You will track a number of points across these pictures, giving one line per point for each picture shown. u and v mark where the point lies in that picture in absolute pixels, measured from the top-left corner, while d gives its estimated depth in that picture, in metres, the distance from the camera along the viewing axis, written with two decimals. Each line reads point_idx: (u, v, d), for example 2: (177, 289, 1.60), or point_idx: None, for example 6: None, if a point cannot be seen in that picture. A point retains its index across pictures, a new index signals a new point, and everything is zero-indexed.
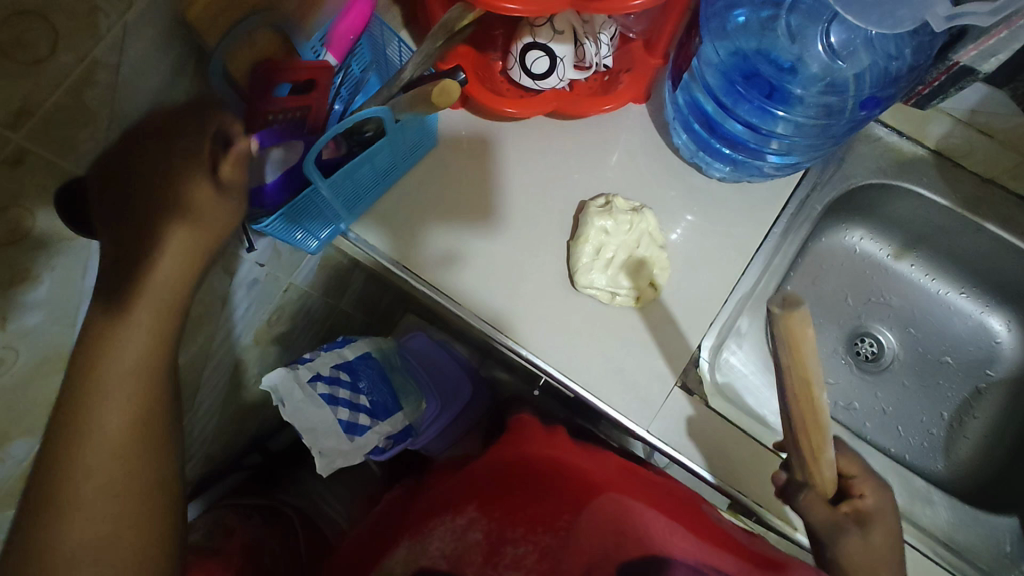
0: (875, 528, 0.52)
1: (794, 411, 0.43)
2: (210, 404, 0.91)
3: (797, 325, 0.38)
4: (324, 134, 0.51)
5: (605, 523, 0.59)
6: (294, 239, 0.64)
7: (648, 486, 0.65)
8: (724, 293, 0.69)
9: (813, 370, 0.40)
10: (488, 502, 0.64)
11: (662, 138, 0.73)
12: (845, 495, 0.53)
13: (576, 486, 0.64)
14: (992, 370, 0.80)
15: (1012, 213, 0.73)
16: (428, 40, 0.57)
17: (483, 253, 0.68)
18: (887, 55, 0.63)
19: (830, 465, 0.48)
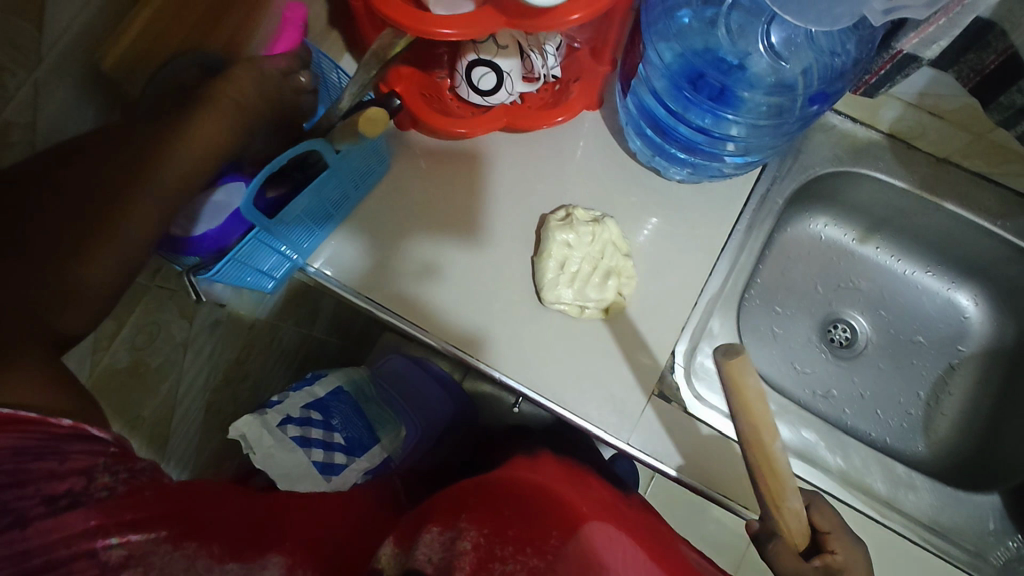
0: None
1: (748, 456, 0.45)
2: (183, 452, 0.88)
3: (738, 373, 0.42)
4: (264, 169, 0.49)
5: (591, 554, 0.52)
6: (249, 282, 0.62)
7: (630, 521, 0.60)
8: (694, 296, 0.68)
9: (758, 413, 0.43)
10: (480, 518, 0.55)
11: (618, 144, 0.72)
12: (818, 551, 0.52)
13: (563, 511, 0.57)
14: (963, 345, 0.81)
15: (969, 191, 0.74)
16: (363, 69, 0.59)
17: (447, 276, 0.67)
18: (830, 51, 0.62)
19: (795, 514, 0.48)
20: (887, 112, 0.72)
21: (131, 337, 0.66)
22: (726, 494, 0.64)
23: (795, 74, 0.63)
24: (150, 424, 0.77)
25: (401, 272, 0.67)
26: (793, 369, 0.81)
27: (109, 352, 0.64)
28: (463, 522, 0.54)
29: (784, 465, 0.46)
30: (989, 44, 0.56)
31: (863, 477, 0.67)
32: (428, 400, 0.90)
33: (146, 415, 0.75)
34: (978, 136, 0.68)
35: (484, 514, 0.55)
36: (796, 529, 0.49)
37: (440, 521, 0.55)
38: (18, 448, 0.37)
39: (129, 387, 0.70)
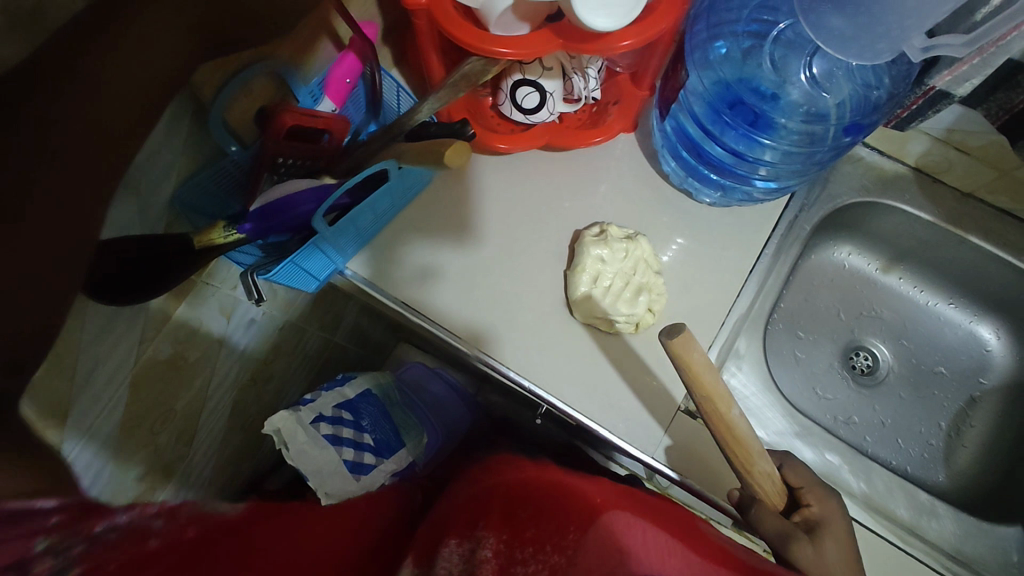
0: (825, 538, 0.53)
1: (712, 428, 0.51)
2: (207, 448, 0.90)
3: (680, 350, 0.46)
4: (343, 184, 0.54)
5: (613, 540, 0.49)
6: (298, 283, 0.65)
7: (649, 508, 0.59)
8: (721, 315, 0.70)
9: (710, 384, 0.48)
10: (497, 527, 0.55)
11: (651, 165, 0.74)
12: (796, 506, 0.57)
13: (580, 508, 0.55)
14: (985, 378, 0.82)
15: (994, 226, 0.75)
16: (446, 90, 0.56)
17: (483, 284, 0.69)
18: (866, 84, 0.64)
19: (766, 473, 0.54)
20: (914, 146, 0.74)
21: (174, 330, 0.68)
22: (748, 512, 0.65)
23: (830, 104, 0.65)
24: (181, 418, 0.79)
25: (395, 281, 0.69)
26: (814, 394, 0.82)
27: (153, 343, 0.66)
28: (479, 532, 0.55)
29: (745, 430, 0.51)
30: (1020, 84, 0.58)
31: (886, 502, 0.68)
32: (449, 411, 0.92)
33: (178, 408, 0.77)
34: (1002, 173, 0.70)
35: (502, 523, 0.55)
36: (771, 489, 0.55)
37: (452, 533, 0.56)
38: None
39: (167, 380, 0.71)
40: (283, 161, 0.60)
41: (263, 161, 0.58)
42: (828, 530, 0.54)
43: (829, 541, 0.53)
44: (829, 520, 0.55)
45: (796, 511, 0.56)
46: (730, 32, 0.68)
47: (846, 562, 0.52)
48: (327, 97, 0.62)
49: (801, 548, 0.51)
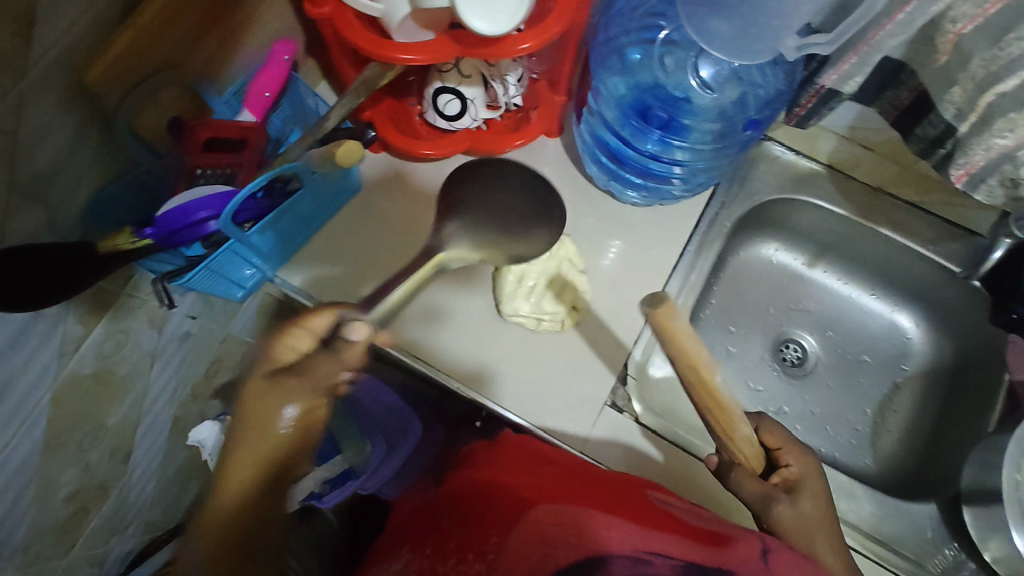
0: (804, 496, 0.55)
1: (696, 399, 0.49)
2: (146, 466, 0.88)
3: (667, 321, 0.45)
4: (243, 189, 0.54)
5: (539, 535, 0.47)
6: (219, 291, 0.65)
7: (585, 487, 0.54)
8: (645, 312, 0.72)
9: (696, 355, 0.47)
10: (421, 542, 0.54)
11: (576, 169, 0.77)
12: (774, 466, 0.58)
13: (510, 501, 0.52)
14: (906, 364, 0.84)
15: (903, 218, 0.79)
16: (349, 95, 0.59)
17: (463, 310, 0.71)
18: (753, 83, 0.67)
19: (747, 441, 0.54)
20: (824, 144, 0.79)
21: (100, 343, 0.67)
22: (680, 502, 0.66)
23: (732, 103, 0.69)
24: (113, 436, 0.78)
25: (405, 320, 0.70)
26: (746, 387, 0.84)
27: (76, 357, 0.65)
28: (407, 552, 0.53)
29: (728, 397, 0.50)
30: (903, 82, 0.60)
31: None
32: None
33: (109, 425, 0.76)
34: (905, 167, 0.76)
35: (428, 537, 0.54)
36: (749, 453, 0.55)
37: (393, 552, 0.56)
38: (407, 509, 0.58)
39: (93, 395, 0.70)
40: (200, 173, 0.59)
41: (182, 173, 0.58)
42: (807, 488, 0.56)
43: (807, 499, 0.55)
44: (806, 479, 0.57)
45: (774, 472, 0.57)
46: (642, 39, 0.71)
47: (820, 519, 0.55)
48: (246, 109, 0.62)
49: (780, 510, 0.53)
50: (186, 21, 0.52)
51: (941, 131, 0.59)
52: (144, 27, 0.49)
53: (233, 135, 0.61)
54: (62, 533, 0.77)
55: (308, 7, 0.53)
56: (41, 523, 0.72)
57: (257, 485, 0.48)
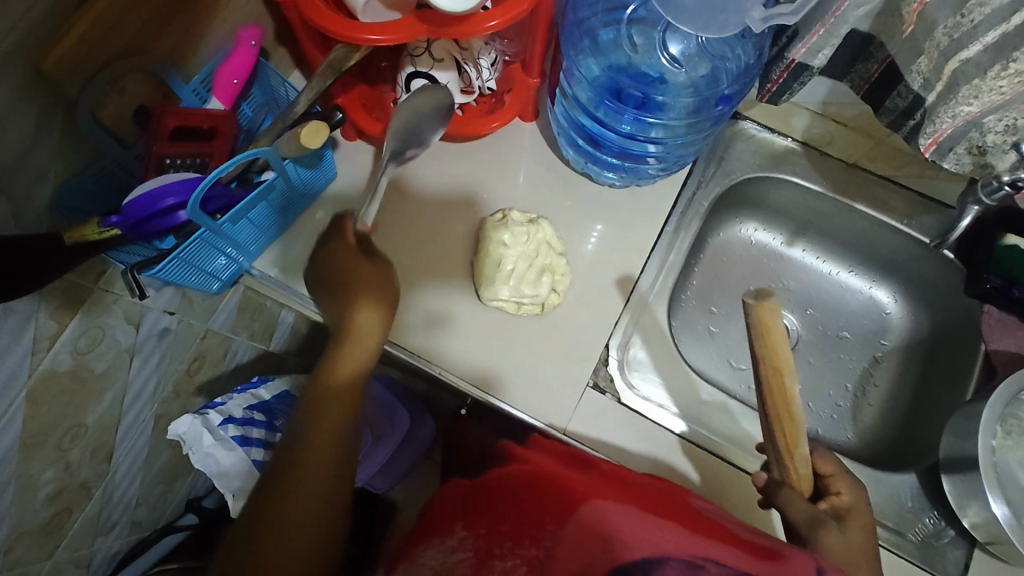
0: (853, 526, 0.55)
1: (767, 402, 0.51)
2: (129, 464, 0.88)
3: (768, 316, 0.47)
4: (209, 174, 0.52)
5: (596, 530, 0.48)
6: (193, 282, 0.65)
7: (631, 487, 0.56)
8: (625, 293, 0.73)
9: (783, 358, 0.48)
10: (472, 521, 0.55)
11: (553, 152, 0.77)
12: (823, 494, 0.58)
13: (560, 490, 0.53)
14: (885, 339, 0.85)
15: (878, 193, 0.80)
16: (317, 79, 0.58)
17: (475, 317, 0.71)
18: (722, 56, 0.68)
19: (805, 461, 0.54)
20: (798, 121, 0.79)
21: (74, 339, 0.66)
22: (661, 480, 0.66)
23: (706, 77, 0.69)
24: (93, 434, 0.77)
25: (407, 328, 0.69)
26: (729, 366, 0.84)
27: (49, 354, 0.64)
28: (460, 529, 0.55)
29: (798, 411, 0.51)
30: (872, 54, 0.61)
31: None
32: (386, 413, 1.05)
33: (88, 423, 0.75)
34: (878, 141, 0.76)
35: (482, 515, 0.55)
36: (803, 475, 0.55)
37: (442, 530, 0.56)
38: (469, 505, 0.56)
39: (71, 393, 0.69)
40: (170, 163, 0.59)
41: (149, 162, 0.58)
42: (855, 519, 0.56)
43: (856, 530, 0.55)
44: (855, 508, 0.57)
45: (823, 498, 0.57)
46: (613, 20, 0.71)
47: (866, 551, 0.54)
48: (214, 97, 0.62)
49: (829, 533, 0.53)
50: (150, 6, 0.51)
51: (910, 103, 0.59)
52: (104, 12, 0.48)
53: (204, 124, 0.61)
54: (43, 535, 0.76)
55: None
56: (23, 524, 0.71)
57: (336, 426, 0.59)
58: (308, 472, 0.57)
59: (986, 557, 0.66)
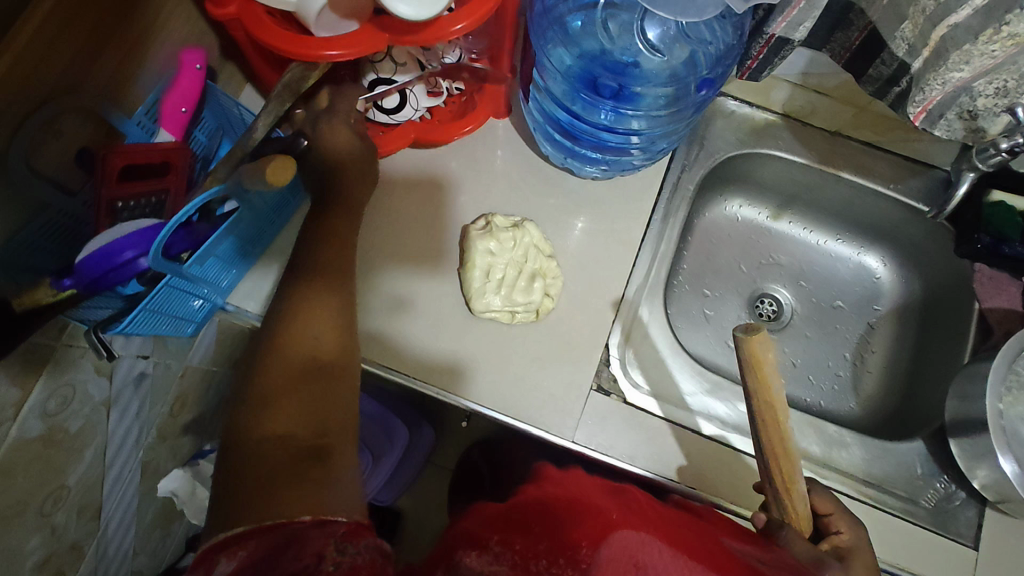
0: (855, 562, 0.56)
1: (764, 436, 0.54)
2: (121, 516, 0.84)
3: (759, 348, 0.50)
4: (167, 223, 0.48)
5: (629, 560, 0.50)
6: (165, 329, 0.61)
7: (665, 520, 0.56)
8: (621, 288, 0.71)
9: (773, 392, 0.51)
10: (509, 536, 0.52)
11: (530, 148, 0.74)
12: (824, 534, 0.60)
13: (595, 518, 0.54)
14: (879, 304, 0.85)
15: (862, 160, 0.79)
16: (275, 103, 0.55)
17: (432, 296, 0.68)
18: (702, 41, 0.65)
19: (802, 499, 0.56)
20: (778, 93, 0.77)
21: (43, 402, 0.62)
22: (674, 477, 0.65)
23: (683, 62, 0.66)
24: (79, 494, 0.73)
25: (367, 310, 0.67)
26: (728, 348, 0.83)
27: (18, 422, 0.59)
28: (495, 543, 0.51)
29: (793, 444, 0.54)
30: (852, 21, 0.59)
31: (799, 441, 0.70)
32: (382, 428, 1.02)
33: (71, 485, 0.71)
34: (860, 108, 0.74)
35: (519, 533, 0.52)
36: (801, 513, 0.57)
37: (472, 543, 0.52)
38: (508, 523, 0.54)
39: (47, 458, 0.65)
40: (122, 206, 0.55)
41: (99, 209, 0.53)
42: (856, 556, 0.57)
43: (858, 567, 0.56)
44: (855, 547, 0.58)
45: (824, 538, 0.59)
46: (583, 5, 0.68)
47: None
48: (163, 129, 0.57)
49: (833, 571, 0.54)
50: (77, 39, 0.46)
51: (895, 70, 0.58)
52: (22, 50, 0.41)
53: (155, 160, 0.56)
54: None
55: (212, 8, 0.48)
56: None
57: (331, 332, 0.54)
58: (301, 366, 0.51)
59: (997, 515, 0.66)
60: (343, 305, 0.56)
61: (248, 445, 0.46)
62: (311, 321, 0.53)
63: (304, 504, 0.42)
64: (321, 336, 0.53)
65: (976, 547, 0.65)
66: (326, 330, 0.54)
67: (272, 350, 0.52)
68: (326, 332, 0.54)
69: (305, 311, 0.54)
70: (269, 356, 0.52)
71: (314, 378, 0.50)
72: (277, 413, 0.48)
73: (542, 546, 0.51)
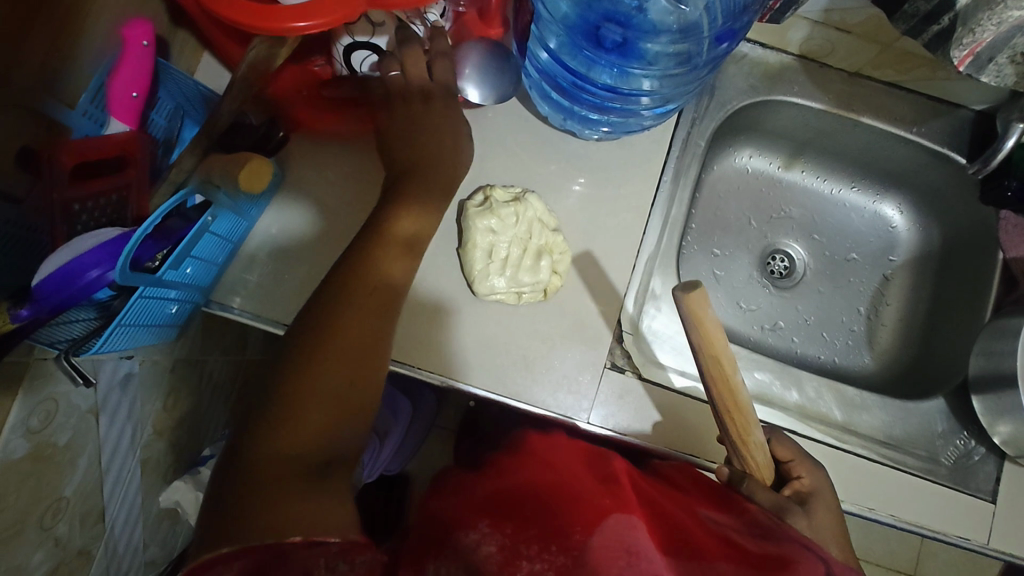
0: (816, 507, 0.56)
1: (713, 392, 0.51)
2: (125, 514, 0.82)
3: (697, 306, 0.46)
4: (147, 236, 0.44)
5: (617, 544, 0.46)
6: (141, 338, 0.56)
7: (649, 498, 0.53)
8: (632, 258, 0.66)
9: (718, 347, 0.48)
10: (497, 515, 0.48)
11: (527, 109, 0.67)
12: (786, 480, 0.59)
13: (579, 503, 0.50)
14: (895, 255, 0.82)
15: (883, 102, 0.73)
16: (238, 81, 0.50)
17: (426, 276, 0.63)
18: None
19: (760, 448, 0.54)
20: (794, 34, 0.70)
21: (24, 419, 0.57)
22: (696, 452, 0.63)
23: (699, 14, 0.58)
24: (78, 502, 0.70)
25: None
26: (739, 309, 0.80)
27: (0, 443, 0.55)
28: (484, 522, 0.47)
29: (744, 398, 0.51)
30: None
31: (818, 407, 0.69)
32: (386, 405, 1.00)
33: (68, 496, 0.67)
34: (884, 46, 0.67)
35: (507, 512, 0.49)
36: (762, 464, 0.56)
37: (455, 521, 0.48)
38: (502, 502, 0.50)
39: (40, 475, 0.61)
40: (80, 208, 0.48)
41: (55, 213, 0.46)
42: (820, 500, 0.57)
43: (820, 511, 0.56)
44: (817, 492, 0.58)
45: (786, 484, 0.58)
46: None
47: (832, 533, 0.55)
48: (114, 118, 0.51)
49: (795, 520, 0.53)
50: None
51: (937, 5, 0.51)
52: None
53: (109, 153, 0.50)
54: None
55: None
56: None
57: (372, 313, 0.49)
58: (333, 352, 0.47)
59: (1017, 469, 0.66)
60: (387, 284, 0.51)
61: (260, 445, 0.43)
62: (343, 299, 0.49)
63: (299, 519, 0.39)
64: (361, 316, 0.49)
65: (994, 500, 0.65)
66: (367, 317, 0.49)
67: (308, 328, 0.48)
68: (362, 310, 0.49)
69: (347, 301, 0.49)
70: (306, 340, 0.47)
71: (348, 373, 0.47)
72: (297, 407, 0.44)
73: (535, 530, 0.47)
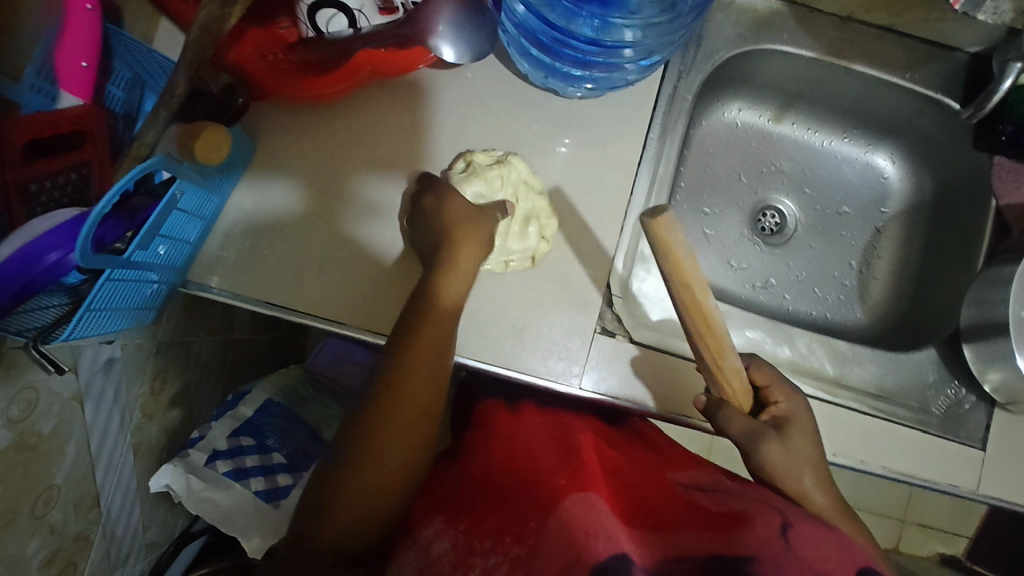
0: (794, 434, 0.56)
1: (687, 320, 0.48)
2: (122, 498, 0.81)
3: (665, 231, 0.42)
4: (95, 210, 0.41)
5: (580, 523, 0.45)
6: (112, 324, 0.54)
7: (617, 479, 0.53)
8: (620, 220, 0.64)
9: (690, 274, 0.44)
10: (455, 515, 0.49)
11: (505, 67, 0.65)
12: (763, 405, 0.59)
13: (541, 489, 0.50)
14: (886, 207, 0.80)
15: (876, 48, 0.70)
16: (193, 45, 0.47)
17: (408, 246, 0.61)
18: None
19: (735, 372, 0.53)
20: None
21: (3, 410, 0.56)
22: (689, 412, 0.63)
23: None
24: (71, 489, 0.69)
25: (328, 242, 0.61)
26: (730, 268, 0.79)
27: None
28: (439, 520, 0.49)
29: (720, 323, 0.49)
30: None
31: (811, 362, 0.68)
32: None
33: (59, 483, 0.67)
34: None
35: (461, 507, 0.50)
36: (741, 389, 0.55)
37: (417, 518, 0.50)
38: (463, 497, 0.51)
39: (27, 464, 0.60)
40: (37, 187, 0.45)
41: (11, 195, 0.44)
42: (796, 422, 0.57)
43: (796, 434, 0.56)
44: (795, 415, 0.58)
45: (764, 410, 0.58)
46: None
47: (808, 454, 0.56)
48: (65, 91, 0.47)
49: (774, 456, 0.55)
50: None
51: None
52: None
53: (65, 129, 0.47)
54: None
55: None
56: None
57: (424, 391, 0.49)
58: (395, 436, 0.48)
59: (1007, 415, 0.66)
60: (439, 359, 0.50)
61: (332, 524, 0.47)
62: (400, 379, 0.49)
63: None
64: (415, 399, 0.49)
65: (983, 447, 0.65)
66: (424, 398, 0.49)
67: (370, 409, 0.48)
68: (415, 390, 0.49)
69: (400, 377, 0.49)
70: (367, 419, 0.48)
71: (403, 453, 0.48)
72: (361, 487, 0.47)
73: (489, 521, 0.48)
